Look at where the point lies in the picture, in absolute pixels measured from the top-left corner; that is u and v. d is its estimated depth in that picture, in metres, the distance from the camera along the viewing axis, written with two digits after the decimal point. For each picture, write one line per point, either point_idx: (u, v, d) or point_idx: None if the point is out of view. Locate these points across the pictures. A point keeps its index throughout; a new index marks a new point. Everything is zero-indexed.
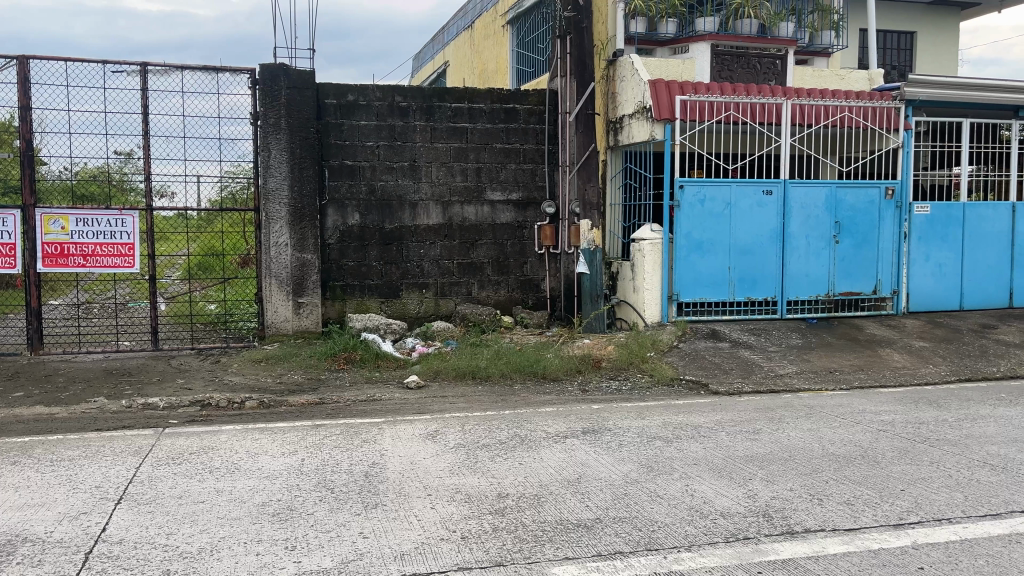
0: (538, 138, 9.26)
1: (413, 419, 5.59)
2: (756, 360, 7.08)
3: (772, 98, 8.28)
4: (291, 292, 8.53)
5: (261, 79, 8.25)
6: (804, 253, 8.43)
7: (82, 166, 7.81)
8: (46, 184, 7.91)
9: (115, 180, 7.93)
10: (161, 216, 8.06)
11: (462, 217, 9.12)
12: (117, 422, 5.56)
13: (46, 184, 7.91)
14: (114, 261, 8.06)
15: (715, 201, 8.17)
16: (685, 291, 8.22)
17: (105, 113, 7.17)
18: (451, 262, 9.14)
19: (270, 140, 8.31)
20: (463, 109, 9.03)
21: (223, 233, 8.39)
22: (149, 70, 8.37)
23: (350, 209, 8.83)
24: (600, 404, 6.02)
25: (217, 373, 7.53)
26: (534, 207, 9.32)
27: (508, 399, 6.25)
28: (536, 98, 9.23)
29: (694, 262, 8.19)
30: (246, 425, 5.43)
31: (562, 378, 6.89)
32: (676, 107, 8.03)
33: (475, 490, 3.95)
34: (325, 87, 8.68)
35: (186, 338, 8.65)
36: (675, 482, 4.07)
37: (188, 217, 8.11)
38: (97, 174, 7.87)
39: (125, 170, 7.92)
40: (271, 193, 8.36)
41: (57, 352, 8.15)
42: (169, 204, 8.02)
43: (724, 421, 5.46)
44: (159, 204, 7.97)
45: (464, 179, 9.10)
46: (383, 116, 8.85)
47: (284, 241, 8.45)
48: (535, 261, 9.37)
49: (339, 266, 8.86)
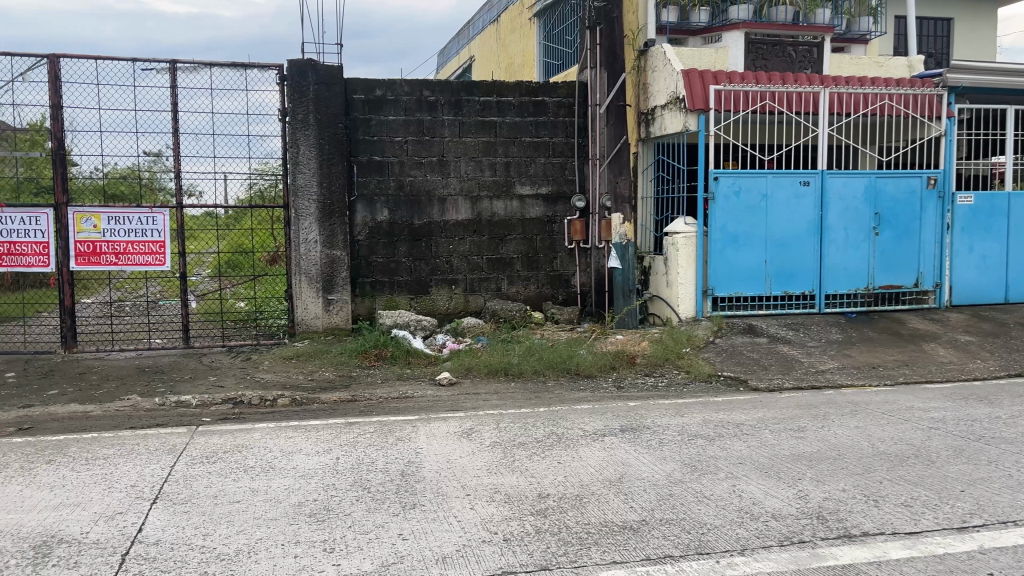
0: (567, 131, 9.11)
1: (447, 416, 5.50)
2: (795, 356, 6.90)
3: (809, 87, 8.08)
4: (321, 288, 8.50)
5: (289, 76, 8.23)
6: (843, 245, 8.22)
7: (111, 167, 7.84)
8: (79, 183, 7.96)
9: (146, 179, 7.95)
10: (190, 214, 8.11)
11: (491, 212, 9.01)
12: (151, 420, 5.53)
13: (77, 183, 7.92)
14: (145, 260, 8.12)
15: (751, 193, 7.98)
16: (720, 285, 8.04)
17: (135, 111, 7.17)
18: (481, 258, 9.04)
19: (298, 136, 8.29)
20: (491, 103, 8.92)
21: (251, 231, 8.35)
22: (178, 67, 8.36)
23: (379, 205, 8.77)
24: (637, 401, 5.89)
25: (248, 371, 7.50)
26: (563, 201, 9.17)
27: (542, 396, 6.13)
28: (567, 90, 9.09)
29: (729, 256, 8.01)
30: (278, 423, 5.37)
31: (596, 376, 6.76)
32: (710, 97, 7.86)
33: (515, 490, 3.85)
34: (353, 82, 8.62)
35: (217, 334, 8.71)
36: (722, 483, 3.94)
37: (219, 215, 8.13)
38: (128, 174, 7.89)
39: (155, 170, 7.95)
40: (300, 190, 8.34)
41: (90, 350, 8.19)
42: (199, 202, 8.05)
43: (767, 418, 5.31)
44: (189, 202, 8.00)
45: (493, 173, 8.99)
46: (411, 110, 8.77)
47: (313, 238, 8.43)
48: (565, 256, 9.23)
49: (368, 263, 8.81)
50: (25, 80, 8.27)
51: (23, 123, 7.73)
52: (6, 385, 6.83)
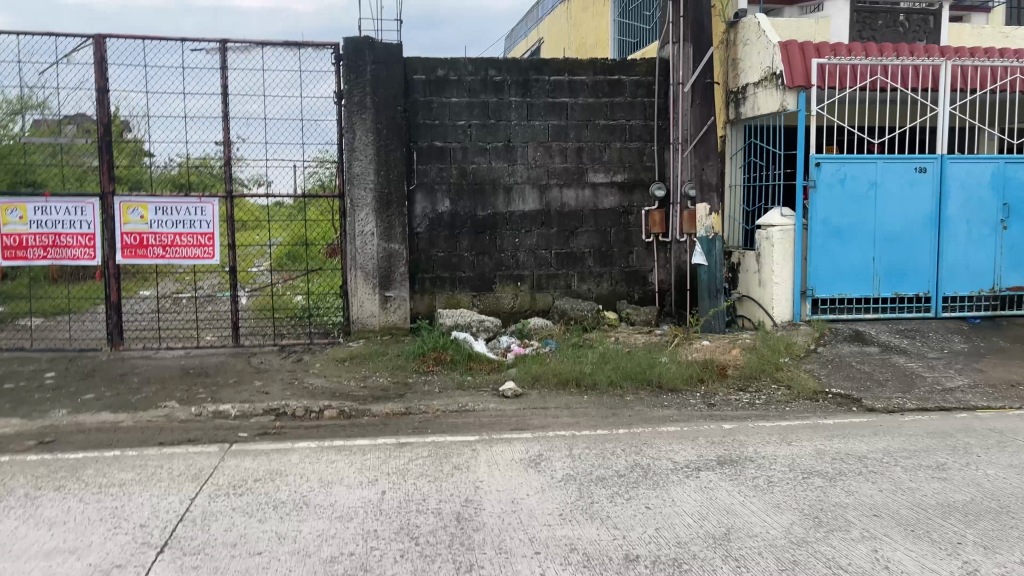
0: (645, 114, 8.28)
1: (512, 438, 4.78)
2: (915, 369, 5.93)
3: (928, 59, 6.98)
4: (378, 285, 7.90)
5: (344, 55, 7.66)
6: (965, 240, 7.14)
7: (182, 160, 7.44)
8: (136, 172, 7.57)
9: (217, 171, 7.53)
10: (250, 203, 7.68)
11: (560, 203, 8.24)
12: (183, 435, 5.00)
13: (139, 172, 7.57)
14: (194, 252, 7.65)
15: (858, 181, 7.01)
16: (820, 286, 7.09)
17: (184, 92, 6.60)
18: (549, 252, 8.28)
19: (354, 120, 7.71)
20: (562, 82, 8.14)
21: (310, 222, 7.84)
22: (228, 47, 7.83)
23: (440, 195, 8.11)
24: (732, 424, 5.08)
25: (297, 375, 6.94)
26: (640, 190, 8.34)
27: (620, 414, 5.36)
28: (646, 68, 8.25)
29: (831, 253, 7.06)
30: (321, 443, 4.74)
31: (681, 390, 5.94)
32: (812, 72, 6.90)
33: (595, 549, 3.10)
34: (413, 62, 7.97)
35: (271, 331, 8.25)
36: (858, 546, 3.12)
37: (282, 204, 7.63)
38: (200, 165, 7.49)
39: (216, 161, 7.50)
40: (356, 178, 7.76)
41: (138, 348, 7.77)
42: (266, 191, 7.58)
43: (894, 450, 4.43)
44: (256, 191, 7.54)
45: (564, 160, 8.21)
46: (475, 91, 8.07)
47: (370, 230, 7.84)
48: (642, 250, 8.40)
49: (428, 257, 8.16)
50: (72, 63, 7.88)
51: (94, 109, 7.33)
52: (44, 387, 6.42)
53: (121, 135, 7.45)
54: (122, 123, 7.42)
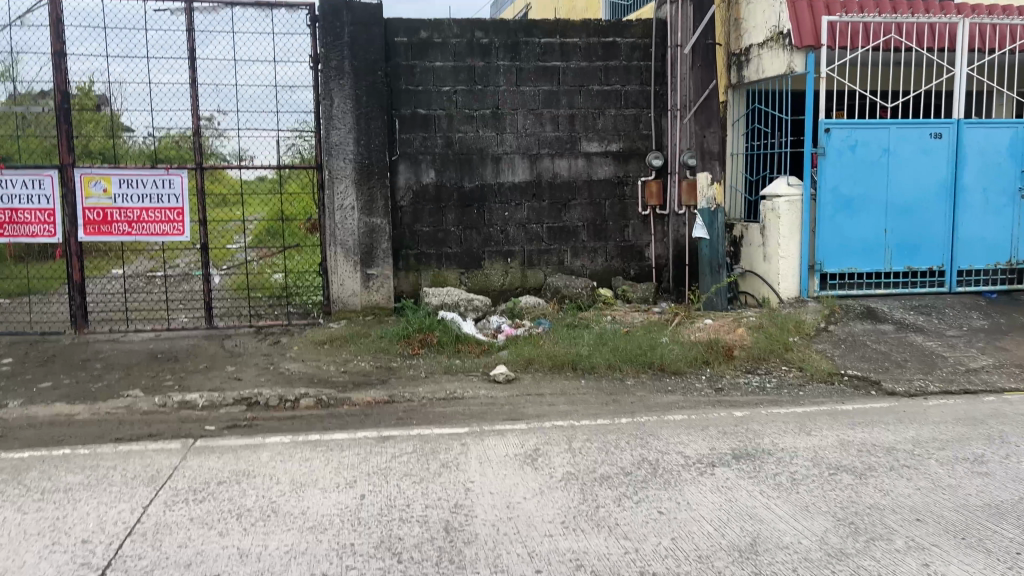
0: (641, 78, 7.79)
1: (505, 429, 4.37)
2: (935, 349, 5.54)
3: (945, 17, 6.53)
4: (359, 262, 7.45)
5: (320, 16, 7.14)
6: (981, 211, 6.75)
7: (163, 134, 6.97)
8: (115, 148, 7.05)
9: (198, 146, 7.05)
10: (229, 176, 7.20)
11: (552, 173, 7.77)
12: (144, 430, 4.54)
13: (118, 146, 7.04)
14: (162, 228, 7.15)
15: (869, 148, 6.58)
16: (829, 260, 6.69)
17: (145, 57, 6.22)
18: (541, 227, 7.83)
19: (332, 86, 7.22)
20: (554, 45, 7.64)
21: (290, 196, 7.40)
22: (194, 7, 7.22)
23: (424, 166, 7.62)
24: (743, 411, 4.69)
25: (274, 359, 6.48)
26: (636, 159, 7.88)
27: (622, 401, 4.95)
28: (642, 29, 7.75)
29: (841, 224, 6.65)
30: (295, 437, 4.31)
31: (685, 373, 5.54)
32: (822, 30, 6.43)
33: (606, 566, 2.70)
34: (394, 23, 7.46)
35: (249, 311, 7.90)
36: (905, 559, 2.73)
37: (262, 179, 7.23)
38: (178, 140, 7.04)
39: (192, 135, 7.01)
40: (334, 148, 7.27)
41: (104, 331, 7.27)
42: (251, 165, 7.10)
43: (924, 441, 4.04)
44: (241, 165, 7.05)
45: (556, 128, 7.73)
46: (461, 55, 7.56)
47: (349, 204, 7.36)
48: (638, 223, 7.96)
49: (413, 232, 7.70)
50: (25, 25, 7.27)
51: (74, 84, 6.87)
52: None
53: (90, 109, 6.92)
54: (98, 95, 6.90)
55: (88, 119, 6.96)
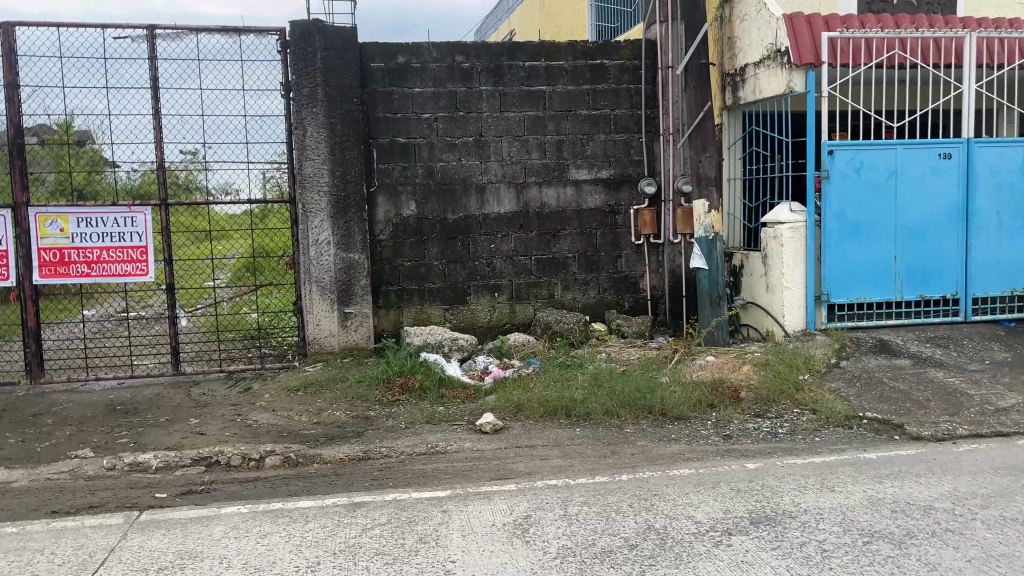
0: (632, 101, 7.42)
1: (492, 492, 3.89)
2: (959, 386, 5.11)
3: (950, 32, 6.20)
4: (337, 300, 6.98)
5: (291, 41, 6.74)
6: (994, 234, 6.38)
7: (145, 168, 6.62)
8: (97, 183, 6.60)
9: (183, 181, 6.66)
10: (218, 212, 6.73)
11: (540, 203, 7.37)
12: (85, 499, 4.04)
13: (100, 181, 6.61)
14: (124, 269, 6.68)
15: (875, 169, 6.21)
16: (836, 289, 6.29)
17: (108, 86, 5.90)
18: (529, 259, 7.41)
19: (305, 114, 6.81)
20: (539, 68, 7.27)
21: (273, 231, 7.00)
22: (157, 34, 6.90)
23: (405, 197, 7.21)
24: (756, 463, 4.23)
25: (243, 408, 5.99)
26: (628, 187, 7.48)
27: (621, 453, 4.49)
28: (631, 51, 7.41)
29: (848, 251, 6.26)
30: (254, 506, 3.81)
31: (689, 418, 5.08)
32: (822, 48, 6.10)
33: None
34: (370, 48, 7.08)
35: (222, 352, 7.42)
36: None
37: (237, 213, 6.73)
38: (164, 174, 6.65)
39: (179, 170, 6.64)
40: (307, 181, 6.85)
41: (62, 380, 6.75)
42: (236, 199, 6.67)
43: (965, 497, 3.59)
44: (225, 199, 6.62)
45: (543, 155, 7.34)
46: (441, 80, 7.19)
47: (325, 238, 6.92)
48: (632, 253, 7.54)
49: (393, 267, 7.25)
50: None
51: (53, 120, 6.43)
52: None
53: (71, 146, 6.45)
54: (78, 131, 6.46)
55: (68, 155, 6.47)
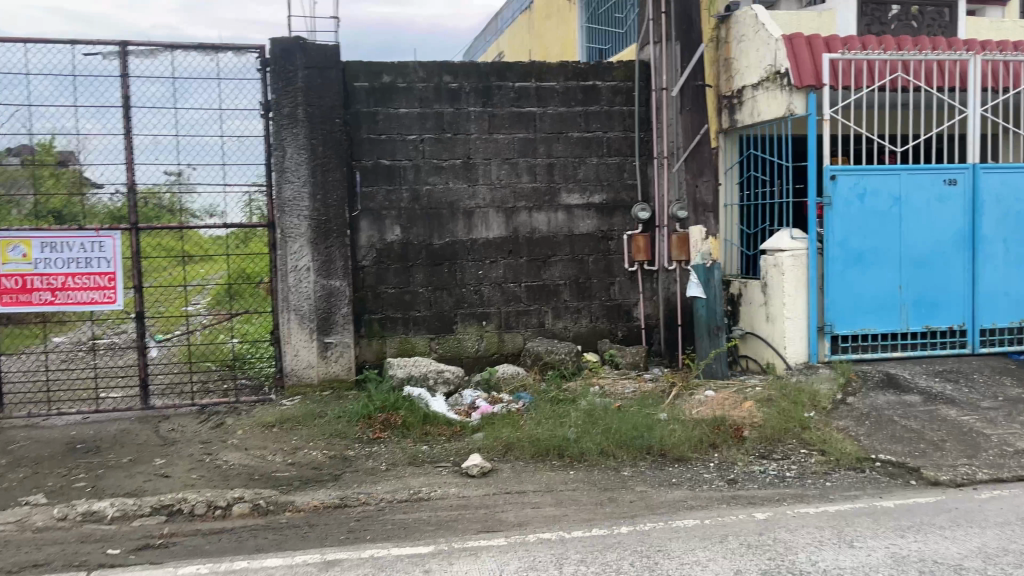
0: (625, 124, 7.17)
1: (479, 548, 3.55)
2: (974, 425, 4.83)
3: (955, 54, 5.98)
4: (316, 329, 6.65)
5: (271, 59, 6.47)
6: (1002, 263, 6.13)
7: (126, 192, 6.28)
8: (77, 206, 6.27)
9: (167, 204, 6.34)
10: (201, 235, 6.43)
11: (530, 228, 7.08)
12: (30, 556, 3.67)
13: (79, 203, 6.27)
14: (90, 296, 6.31)
15: (879, 196, 5.96)
16: (840, 320, 6.00)
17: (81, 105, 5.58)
18: (519, 286, 7.10)
19: (284, 135, 6.52)
20: (529, 89, 7.02)
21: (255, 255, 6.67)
22: (129, 51, 6.58)
23: (389, 222, 6.89)
24: (765, 512, 3.91)
25: (214, 446, 5.62)
26: (621, 212, 7.21)
27: (619, 500, 4.16)
28: (624, 72, 7.17)
29: (851, 280, 5.99)
30: (217, 565, 3.45)
31: (689, 460, 4.76)
32: (823, 69, 5.87)
33: None
34: (353, 67, 6.80)
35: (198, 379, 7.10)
36: None
37: (219, 236, 6.48)
38: (148, 198, 6.34)
39: (157, 192, 6.33)
40: (286, 204, 6.54)
41: (22, 414, 6.36)
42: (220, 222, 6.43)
43: (997, 555, 3.28)
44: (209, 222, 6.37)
45: (533, 179, 7.06)
46: (427, 101, 6.91)
47: (304, 264, 6.60)
48: (625, 281, 7.25)
49: (376, 295, 6.92)
50: None
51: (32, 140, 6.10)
52: None
53: (51, 167, 6.16)
54: (60, 152, 6.15)
55: (48, 177, 6.17)
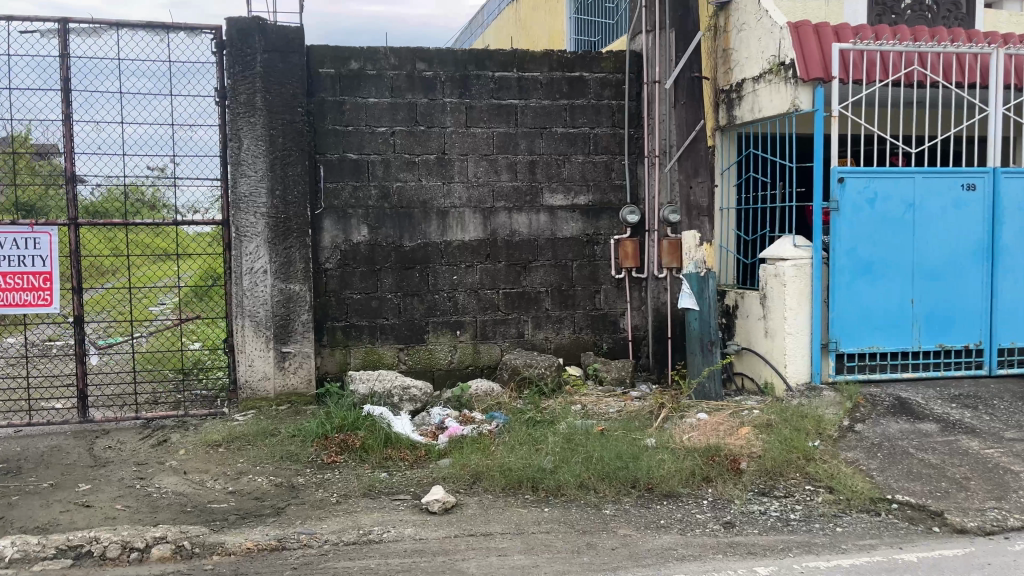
0: (613, 119, 6.62)
1: None
2: (1000, 461, 4.30)
3: (975, 47, 5.48)
4: (273, 337, 6.05)
5: (227, 41, 5.88)
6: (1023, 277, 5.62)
7: (108, 186, 5.77)
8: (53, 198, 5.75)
9: (150, 200, 5.85)
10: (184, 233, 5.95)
11: (510, 230, 6.51)
12: None
13: (48, 197, 5.73)
14: (23, 298, 5.72)
15: (890, 201, 5.44)
16: (846, 337, 5.47)
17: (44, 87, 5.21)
18: (496, 293, 6.53)
19: (241, 124, 5.92)
20: (510, 79, 6.46)
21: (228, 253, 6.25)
22: (70, 29, 5.94)
23: (355, 221, 6.32)
24: (769, 566, 3.35)
25: (148, 468, 5.01)
26: (608, 214, 6.66)
27: (599, 546, 3.59)
28: (614, 63, 6.62)
29: (859, 293, 5.46)
30: None
31: (680, 496, 4.21)
32: (833, 62, 5.35)
33: None
34: (319, 51, 6.22)
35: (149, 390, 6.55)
36: None
37: (201, 233, 6.01)
38: (129, 192, 5.82)
39: (108, 185, 5.78)
40: (242, 200, 5.94)
41: None
42: (204, 219, 5.95)
43: None
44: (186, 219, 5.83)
45: (513, 177, 6.50)
46: (399, 90, 6.34)
47: (261, 266, 5.99)
48: (611, 289, 6.70)
49: (340, 300, 6.34)
50: None
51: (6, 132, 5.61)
52: None
53: (28, 159, 5.70)
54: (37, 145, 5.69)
55: (25, 168, 5.70)
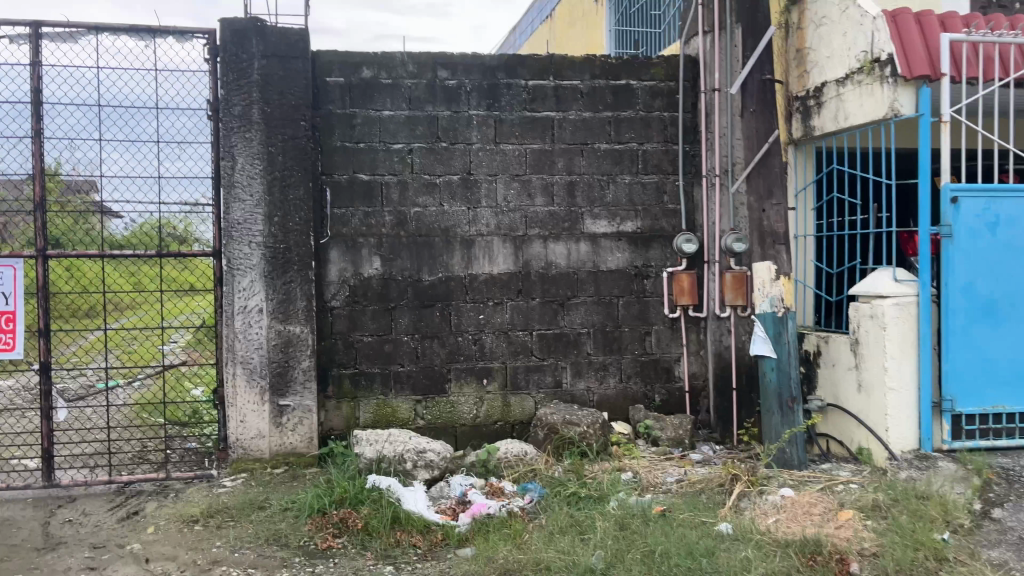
0: (665, 132, 5.70)
1: None
2: None
3: None
4: (267, 388, 5.15)
5: (220, 46, 5.07)
6: None
7: (143, 220, 4.97)
8: (68, 230, 4.98)
9: (182, 233, 5.08)
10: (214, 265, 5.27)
11: (545, 262, 5.58)
12: None
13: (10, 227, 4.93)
14: None
15: (1015, 227, 4.42)
16: (964, 395, 4.42)
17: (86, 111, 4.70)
18: (529, 336, 5.58)
19: (234, 140, 5.08)
20: (546, 88, 5.58)
21: None
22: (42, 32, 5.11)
23: (367, 252, 5.43)
24: None
25: (106, 554, 4.09)
26: (660, 243, 5.70)
27: None
28: (666, 70, 5.71)
29: (979, 340, 4.42)
30: None
31: None
32: (942, 56, 4.41)
33: None
34: (325, 57, 5.38)
35: (135, 443, 5.70)
36: None
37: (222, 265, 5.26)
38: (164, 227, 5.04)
39: (82, 207, 4.94)
40: (235, 229, 5.09)
41: None
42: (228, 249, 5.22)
43: None
44: (172, 250, 5.01)
45: (549, 201, 5.58)
46: (418, 101, 5.47)
47: (255, 305, 5.11)
48: (664, 330, 5.72)
49: (349, 344, 5.43)
50: None
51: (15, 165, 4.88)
52: None
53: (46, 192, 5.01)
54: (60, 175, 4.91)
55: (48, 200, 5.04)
